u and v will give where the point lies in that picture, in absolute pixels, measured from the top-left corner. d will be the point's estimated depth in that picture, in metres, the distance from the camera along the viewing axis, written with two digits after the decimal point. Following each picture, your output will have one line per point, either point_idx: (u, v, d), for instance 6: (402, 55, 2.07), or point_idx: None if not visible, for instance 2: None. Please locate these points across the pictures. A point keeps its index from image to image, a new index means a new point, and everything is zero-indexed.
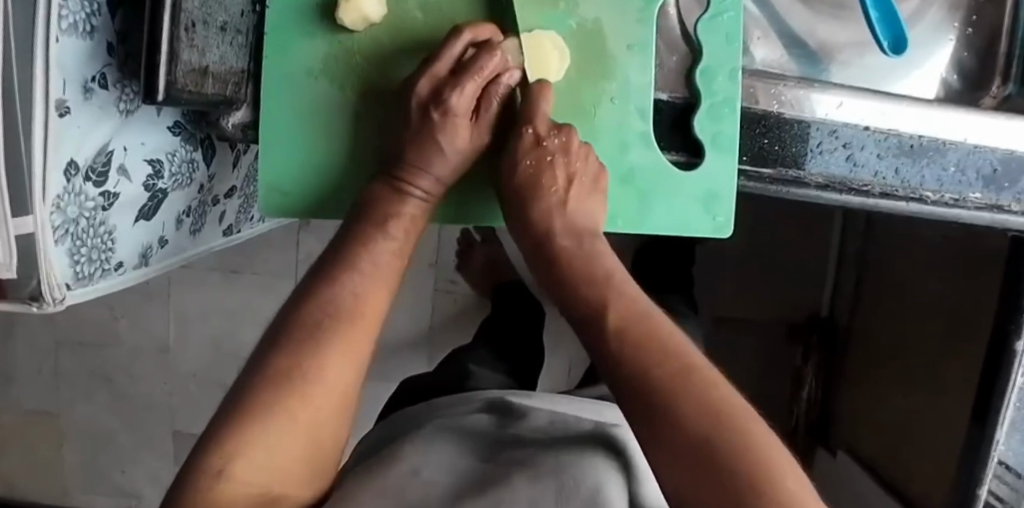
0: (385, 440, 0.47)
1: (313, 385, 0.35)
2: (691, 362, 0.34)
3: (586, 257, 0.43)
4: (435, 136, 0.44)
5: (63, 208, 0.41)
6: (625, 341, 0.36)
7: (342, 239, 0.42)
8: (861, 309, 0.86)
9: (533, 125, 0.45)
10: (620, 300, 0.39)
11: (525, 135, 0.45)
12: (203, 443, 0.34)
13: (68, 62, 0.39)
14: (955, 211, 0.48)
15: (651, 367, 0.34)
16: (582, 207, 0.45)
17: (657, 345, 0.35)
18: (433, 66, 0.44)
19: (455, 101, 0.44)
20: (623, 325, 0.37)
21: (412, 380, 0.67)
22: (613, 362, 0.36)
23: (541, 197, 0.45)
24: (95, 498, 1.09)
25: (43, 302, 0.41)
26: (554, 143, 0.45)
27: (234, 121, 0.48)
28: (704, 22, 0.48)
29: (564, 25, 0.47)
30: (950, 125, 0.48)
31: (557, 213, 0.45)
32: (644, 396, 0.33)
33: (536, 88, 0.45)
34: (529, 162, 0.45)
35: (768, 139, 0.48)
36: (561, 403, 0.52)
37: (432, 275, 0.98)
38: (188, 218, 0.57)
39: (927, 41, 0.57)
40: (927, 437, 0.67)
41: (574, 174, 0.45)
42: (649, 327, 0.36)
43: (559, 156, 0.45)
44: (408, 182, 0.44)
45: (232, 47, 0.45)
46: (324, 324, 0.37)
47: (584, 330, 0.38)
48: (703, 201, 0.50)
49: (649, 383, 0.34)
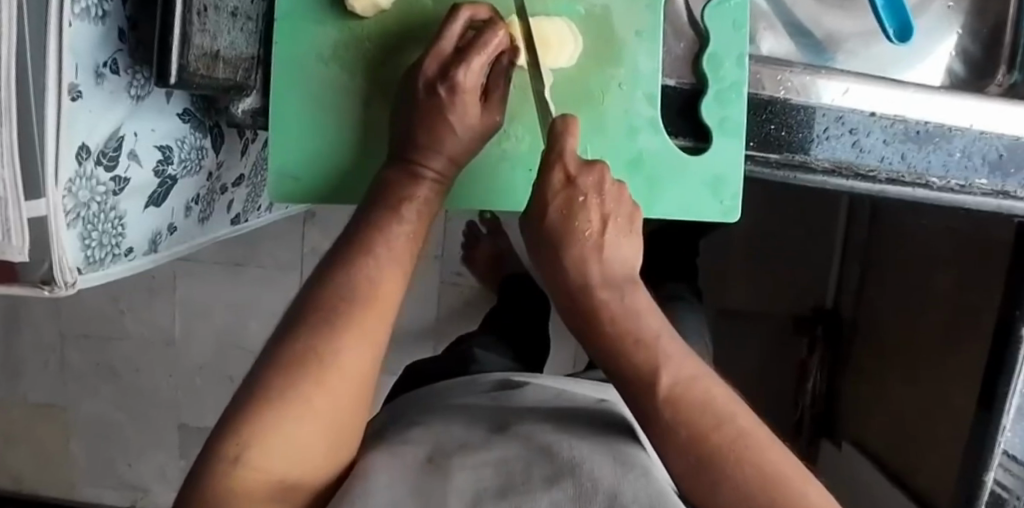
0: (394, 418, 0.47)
1: (327, 370, 0.35)
2: (747, 430, 0.34)
3: (627, 312, 0.38)
4: (443, 115, 0.44)
5: (75, 192, 0.41)
6: (682, 413, 0.35)
7: (354, 227, 0.42)
8: (865, 301, 0.87)
9: (561, 164, 0.39)
10: (668, 358, 0.37)
11: (552, 178, 0.39)
12: (223, 423, 0.34)
13: (80, 47, 0.40)
14: (961, 196, 0.48)
15: (709, 432, 0.34)
16: (618, 250, 0.39)
17: (714, 409, 0.35)
18: (437, 45, 0.45)
19: (462, 77, 0.44)
20: (677, 392, 0.36)
21: (417, 363, 0.67)
22: (666, 431, 0.35)
23: (574, 241, 0.39)
24: (101, 492, 1.10)
25: (54, 286, 0.42)
26: (587, 182, 0.39)
27: (244, 108, 0.48)
28: (711, 7, 0.48)
29: (572, 11, 0.48)
30: (954, 111, 0.48)
31: (593, 261, 0.39)
32: (708, 466, 0.33)
33: (562, 124, 0.39)
34: (559, 207, 0.39)
35: (775, 125, 0.49)
36: (565, 382, 0.53)
37: (437, 266, 0.98)
38: (196, 205, 0.57)
39: (933, 30, 0.57)
40: (930, 427, 0.68)
41: (609, 214, 0.39)
42: (695, 388, 0.36)
43: (593, 195, 0.39)
44: (421, 164, 0.44)
45: (242, 34, 0.46)
46: (335, 304, 0.37)
47: (633, 390, 0.37)
48: (710, 186, 0.51)
49: (718, 455, 0.33)
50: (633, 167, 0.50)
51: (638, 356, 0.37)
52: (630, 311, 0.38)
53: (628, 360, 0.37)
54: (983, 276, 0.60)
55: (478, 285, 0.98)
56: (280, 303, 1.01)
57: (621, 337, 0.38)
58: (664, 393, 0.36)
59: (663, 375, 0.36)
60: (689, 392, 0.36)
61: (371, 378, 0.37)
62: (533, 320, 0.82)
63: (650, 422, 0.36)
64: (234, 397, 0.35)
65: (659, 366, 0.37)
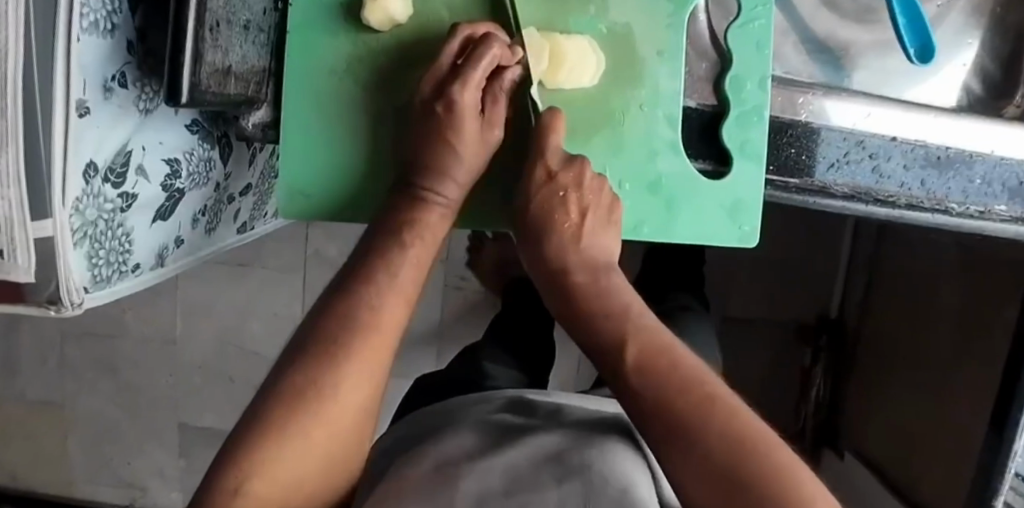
0: (410, 437, 0.45)
1: (328, 405, 0.34)
2: (713, 390, 0.33)
3: (602, 291, 0.40)
4: (442, 133, 0.44)
5: (82, 211, 0.40)
6: (641, 364, 0.35)
7: (362, 254, 0.41)
8: (869, 312, 0.88)
9: (544, 160, 0.44)
10: (635, 325, 0.37)
11: (536, 173, 0.44)
12: (228, 453, 0.33)
13: (89, 62, 0.38)
14: (980, 223, 0.48)
15: (665, 379, 0.33)
16: (597, 239, 0.44)
17: (674, 363, 0.34)
18: (433, 65, 0.44)
19: (460, 95, 0.43)
20: (643, 356, 0.35)
21: (427, 375, 0.66)
22: (624, 381, 0.35)
23: (555, 229, 0.44)
24: (99, 488, 1.09)
25: (61, 306, 0.41)
26: (567, 177, 0.44)
27: (254, 121, 0.47)
28: (734, 29, 0.47)
29: (593, 29, 0.47)
30: (971, 136, 0.48)
31: (572, 248, 0.43)
32: (656, 406, 0.33)
33: (549, 114, 0.44)
34: (540, 199, 0.44)
35: (795, 149, 0.48)
36: (584, 398, 0.52)
37: (442, 269, 0.98)
38: (203, 217, 0.56)
39: (949, 45, 0.55)
40: (938, 445, 0.68)
41: (588, 207, 0.44)
42: (659, 347, 0.36)
43: (573, 190, 0.44)
44: (430, 190, 0.44)
45: (254, 46, 0.44)
46: (351, 331, 0.36)
47: (596, 352, 0.37)
48: (729, 210, 0.50)
49: (675, 406, 0.32)
50: (652, 189, 0.49)
51: (606, 323, 0.38)
52: (605, 290, 0.40)
53: (598, 327, 0.38)
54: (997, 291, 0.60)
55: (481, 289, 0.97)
56: (281, 303, 1.00)
57: (598, 315, 0.39)
58: (629, 352, 0.36)
59: (627, 336, 0.37)
60: (656, 352, 0.35)
61: (372, 407, 0.36)
62: (538, 327, 0.81)
63: (613, 380, 0.36)
64: (238, 422, 0.34)
65: (626, 332, 0.37)
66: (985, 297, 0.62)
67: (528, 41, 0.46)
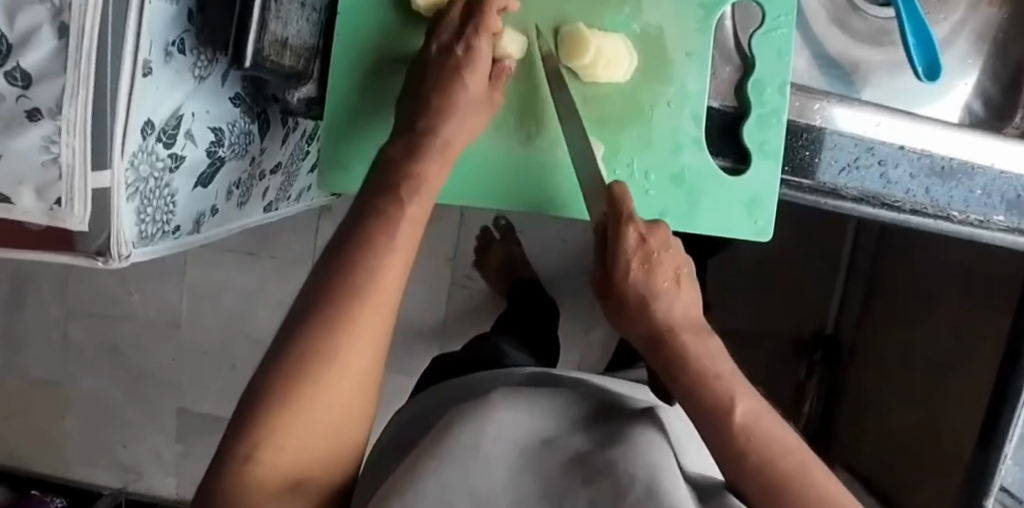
0: (445, 404, 0.48)
1: (337, 371, 0.33)
2: (808, 462, 0.34)
3: (707, 353, 0.37)
4: (458, 75, 0.44)
5: (136, 166, 0.42)
6: (755, 441, 0.34)
7: (360, 211, 0.38)
8: (864, 326, 0.91)
9: (634, 224, 0.39)
10: (740, 391, 0.36)
11: (627, 235, 0.38)
12: (238, 419, 0.33)
13: (157, 25, 0.40)
14: (978, 231, 0.51)
15: (780, 461, 0.33)
16: (689, 302, 0.40)
17: (782, 441, 0.34)
18: (450, 15, 0.45)
19: (479, 46, 0.44)
20: (749, 426, 0.34)
21: (447, 355, 0.68)
22: (737, 457, 0.34)
23: (655, 293, 0.39)
24: (93, 471, 1.08)
25: (109, 257, 0.42)
26: (659, 240, 0.39)
27: (299, 96, 0.49)
28: (758, 37, 0.50)
29: (627, 28, 0.50)
30: (977, 148, 0.50)
31: (672, 307, 0.39)
32: (776, 489, 0.32)
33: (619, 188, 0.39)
34: (636, 261, 0.39)
35: (810, 152, 0.51)
36: (607, 379, 0.54)
37: (450, 268, 1.00)
38: (237, 190, 0.58)
39: (952, 68, 0.58)
40: (927, 451, 0.70)
41: (679, 266, 0.40)
42: (769, 427, 0.35)
43: (664, 251, 0.39)
44: (430, 131, 0.42)
45: (307, 23, 0.47)
46: (368, 287, 0.35)
47: (704, 417, 0.35)
48: (747, 205, 0.53)
49: (782, 481, 0.33)
50: (675, 182, 0.52)
51: (716, 387, 0.36)
52: (709, 351, 0.37)
53: (707, 392, 0.36)
54: (990, 304, 0.63)
55: (487, 289, 1.00)
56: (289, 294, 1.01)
57: (706, 379, 0.36)
58: (737, 421, 0.35)
59: (736, 402, 0.35)
60: (763, 423, 0.35)
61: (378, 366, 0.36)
62: (544, 324, 0.83)
63: (721, 451, 0.34)
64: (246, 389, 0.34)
65: (733, 396, 0.35)
66: (977, 310, 0.65)
67: (570, 34, 0.48)
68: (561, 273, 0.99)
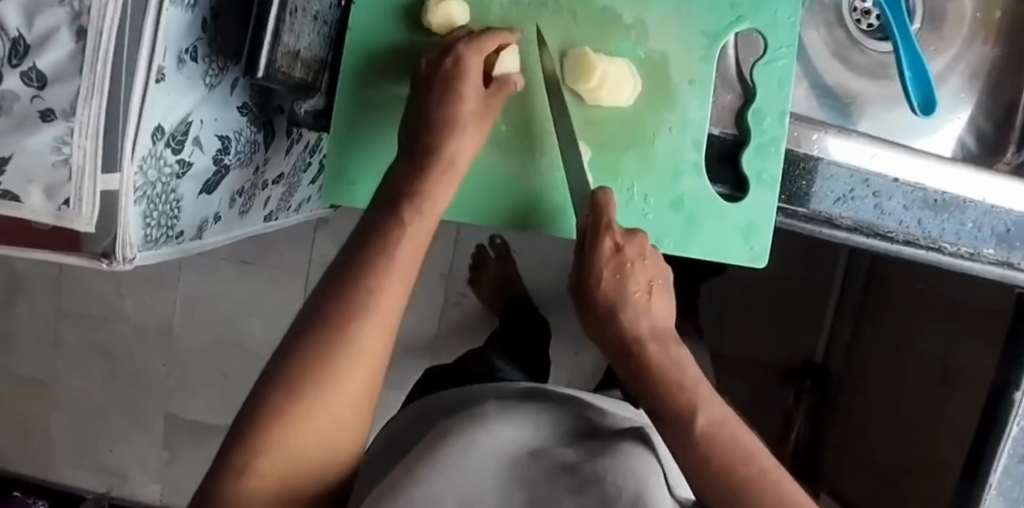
0: (433, 417, 0.48)
1: (327, 378, 0.35)
2: (769, 468, 0.35)
3: (673, 364, 0.39)
4: (452, 83, 0.43)
5: (144, 170, 0.42)
6: (718, 447, 0.36)
7: (361, 225, 0.39)
8: (852, 356, 0.92)
9: (610, 235, 0.41)
10: (704, 397, 0.38)
11: (603, 245, 0.41)
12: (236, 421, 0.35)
13: (172, 31, 0.41)
14: (968, 263, 0.52)
15: (740, 465, 0.35)
16: (661, 309, 0.41)
17: (744, 446, 0.36)
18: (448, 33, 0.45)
19: (470, 59, 0.43)
20: (713, 435, 0.36)
21: (436, 369, 0.68)
22: (700, 463, 0.35)
23: (629, 301, 0.40)
24: (77, 474, 1.07)
25: (114, 259, 0.42)
26: (634, 250, 0.41)
27: (307, 107, 0.50)
28: (760, 67, 0.51)
29: (632, 54, 0.51)
30: (966, 183, 0.51)
31: (644, 317, 0.40)
32: (737, 492, 0.34)
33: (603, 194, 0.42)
34: (611, 274, 0.40)
35: (806, 182, 0.52)
36: (598, 398, 0.53)
37: (444, 284, 1.01)
38: (240, 198, 0.59)
39: (947, 103, 0.60)
40: (913, 479, 0.70)
41: (653, 276, 0.41)
42: (731, 433, 0.36)
43: (638, 263, 0.41)
44: (438, 140, 0.42)
45: (318, 36, 0.48)
46: (365, 303, 0.36)
47: (669, 425, 0.37)
48: (742, 230, 0.53)
49: (745, 483, 0.35)
50: (674, 206, 0.53)
51: (679, 395, 0.37)
52: (675, 361, 0.39)
53: (671, 400, 0.37)
54: (978, 337, 0.64)
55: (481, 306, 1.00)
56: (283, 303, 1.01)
57: (670, 387, 0.38)
58: (700, 427, 0.36)
59: (700, 412, 0.37)
60: (725, 431, 0.36)
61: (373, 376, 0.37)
62: (537, 343, 0.83)
63: (686, 457, 0.36)
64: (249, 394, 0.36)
65: (697, 403, 0.37)
66: (965, 342, 0.66)
67: (576, 58, 0.49)
68: (554, 293, 0.99)
